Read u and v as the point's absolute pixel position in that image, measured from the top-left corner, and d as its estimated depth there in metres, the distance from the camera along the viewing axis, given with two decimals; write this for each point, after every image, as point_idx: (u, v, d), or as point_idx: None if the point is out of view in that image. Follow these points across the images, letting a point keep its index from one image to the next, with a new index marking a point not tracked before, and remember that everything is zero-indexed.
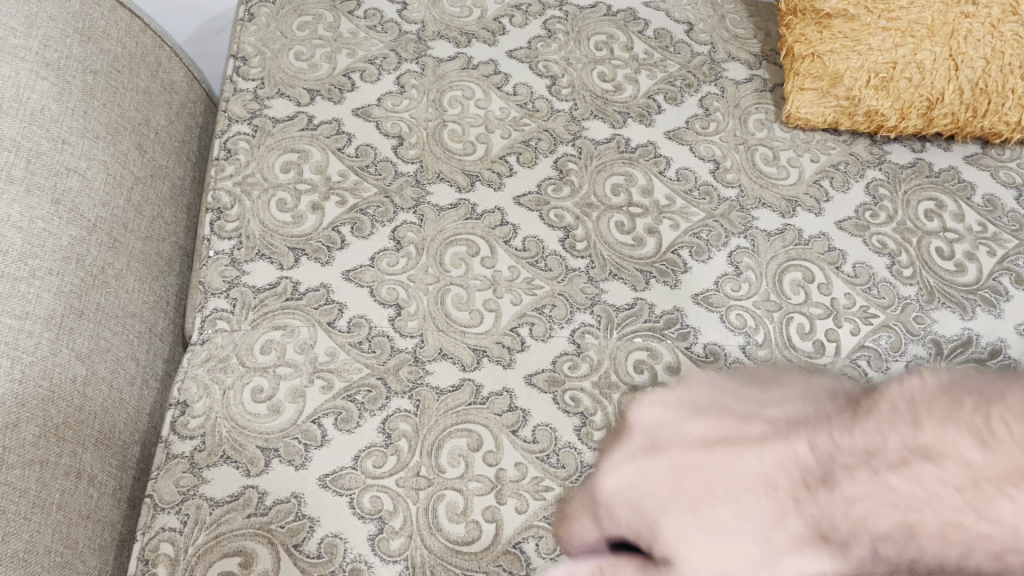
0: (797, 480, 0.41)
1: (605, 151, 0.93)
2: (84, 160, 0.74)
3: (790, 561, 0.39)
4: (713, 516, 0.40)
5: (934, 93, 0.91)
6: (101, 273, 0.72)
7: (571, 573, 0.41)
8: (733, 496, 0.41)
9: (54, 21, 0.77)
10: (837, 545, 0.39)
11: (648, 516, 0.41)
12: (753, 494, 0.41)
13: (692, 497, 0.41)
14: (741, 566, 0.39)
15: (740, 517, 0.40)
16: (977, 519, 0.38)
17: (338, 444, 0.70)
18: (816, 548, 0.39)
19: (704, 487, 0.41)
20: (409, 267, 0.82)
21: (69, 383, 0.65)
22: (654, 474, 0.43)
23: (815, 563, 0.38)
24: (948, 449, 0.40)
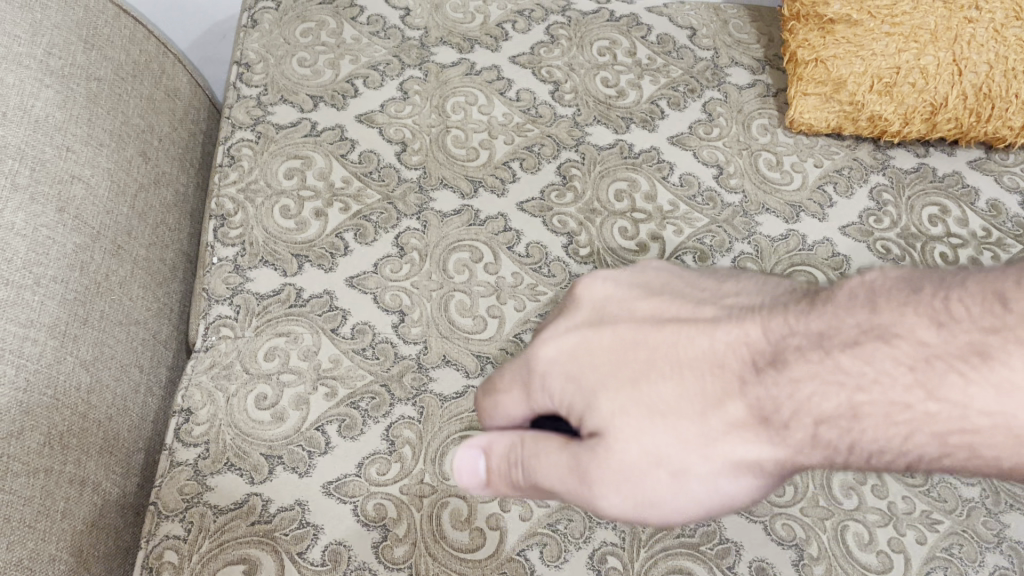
0: (744, 361, 0.47)
1: (608, 156, 0.93)
2: (88, 168, 0.74)
3: (726, 441, 0.46)
4: (651, 392, 0.48)
5: (937, 98, 0.92)
6: (105, 281, 0.72)
7: (491, 441, 0.54)
8: (677, 376, 0.48)
9: (58, 29, 0.77)
10: (776, 427, 0.45)
11: (588, 389, 0.49)
12: (692, 375, 0.48)
13: (635, 376, 0.49)
14: (673, 442, 0.47)
15: (680, 395, 0.47)
16: (923, 398, 0.41)
17: (341, 452, 0.70)
18: (755, 430, 0.46)
19: (648, 366, 0.49)
20: (412, 274, 0.82)
21: (73, 391, 0.65)
22: (599, 350, 0.50)
23: (752, 445, 0.46)
24: (903, 330, 0.42)
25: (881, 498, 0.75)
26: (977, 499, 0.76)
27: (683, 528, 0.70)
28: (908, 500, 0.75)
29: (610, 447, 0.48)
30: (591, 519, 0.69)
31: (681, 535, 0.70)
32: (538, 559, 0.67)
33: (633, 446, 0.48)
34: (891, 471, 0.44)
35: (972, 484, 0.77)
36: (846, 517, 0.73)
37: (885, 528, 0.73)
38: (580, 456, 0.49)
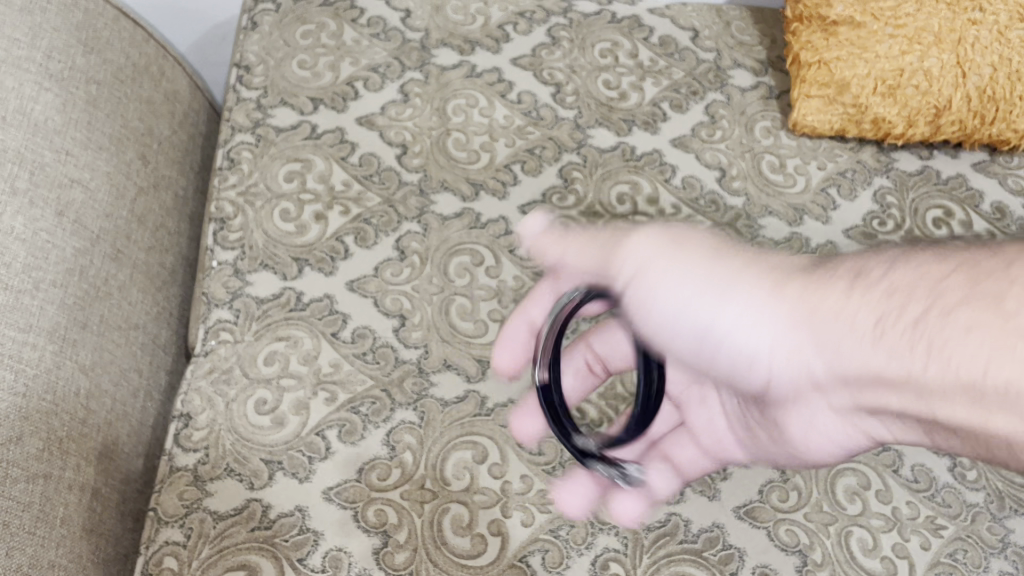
0: (832, 258, 0.53)
1: (610, 159, 0.92)
2: (87, 171, 0.73)
3: (794, 285, 0.52)
4: (755, 252, 0.55)
5: (941, 101, 0.91)
6: (104, 285, 0.71)
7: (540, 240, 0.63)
8: (777, 254, 0.55)
9: (57, 31, 0.77)
10: (857, 284, 0.49)
11: (699, 238, 0.57)
12: (788, 254, 0.55)
13: (763, 251, 0.56)
14: (741, 269, 0.53)
15: (764, 255, 0.55)
16: (981, 275, 0.44)
17: (342, 457, 0.69)
18: (827, 281, 0.51)
19: (766, 250, 0.56)
20: (413, 277, 0.81)
21: (73, 396, 0.65)
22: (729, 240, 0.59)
23: (823, 289, 0.51)
24: (978, 244, 0.48)
25: (886, 503, 0.74)
26: (981, 504, 0.76)
27: (686, 534, 0.69)
28: (912, 505, 0.74)
29: (654, 239, 0.56)
30: (594, 524, 0.69)
31: (684, 541, 0.69)
32: (541, 564, 0.66)
33: (693, 264, 0.54)
34: (937, 360, 0.44)
35: (977, 489, 0.76)
36: (850, 523, 0.72)
37: (889, 533, 0.72)
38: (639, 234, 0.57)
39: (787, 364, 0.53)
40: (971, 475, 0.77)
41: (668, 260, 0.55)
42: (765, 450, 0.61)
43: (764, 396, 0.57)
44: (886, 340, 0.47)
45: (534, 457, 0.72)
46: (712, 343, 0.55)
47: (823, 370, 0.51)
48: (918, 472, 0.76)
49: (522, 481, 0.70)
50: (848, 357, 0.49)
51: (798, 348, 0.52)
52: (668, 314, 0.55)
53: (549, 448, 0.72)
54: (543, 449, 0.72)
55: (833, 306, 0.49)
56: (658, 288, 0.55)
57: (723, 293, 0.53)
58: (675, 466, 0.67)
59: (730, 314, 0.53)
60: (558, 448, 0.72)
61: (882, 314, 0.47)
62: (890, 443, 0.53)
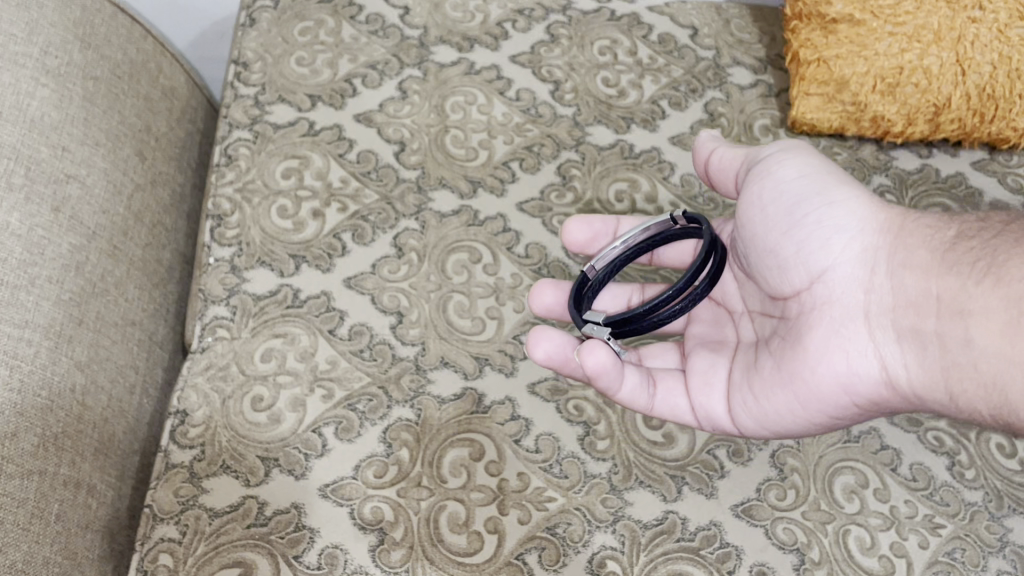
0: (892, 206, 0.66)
1: (609, 156, 0.92)
2: (83, 167, 0.73)
3: (847, 199, 0.65)
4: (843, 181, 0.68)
5: (940, 99, 0.91)
6: (101, 281, 0.71)
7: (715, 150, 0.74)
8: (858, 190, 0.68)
9: (55, 27, 0.76)
10: (899, 214, 0.63)
11: None
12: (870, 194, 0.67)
13: None
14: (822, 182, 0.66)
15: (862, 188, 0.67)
16: None
17: (338, 455, 0.69)
18: (873, 207, 0.64)
19: None
20: (410, 274, 0.81)
21: (68, 392, 0.64)
22: None
23: (861, 210, 0.64)
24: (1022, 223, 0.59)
25: (884, 502, 0.74)
26: (979, 503, 0.75)
27: (683, 532, 0.69)
28: (910, 503, 0.74)
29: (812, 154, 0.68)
30: (590, 522, 0.69)
31: (681, 539, 0.69)
32: (537, 562, 0.66)
33: (823, 169, 0.67)
34: (933, 279, 0.58)
35: (975, 488, 0.76)
36: (848, 521, 0.72)
37: (887, 532, 0.72)
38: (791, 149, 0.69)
39: (849, 254, 0.63)
40: (969, 473, 0.77)
41: (803, 166, 0.67)
42: (767, 386, 0.66)
43: (816, 282, 0.64)
44: (940, 269, 0.58)
45: (531, 455, 0.71)
46: (801, 216, 0.65)
47: (884, 280, 0.61)
48: (915, 471, 0.76)
49: (519, 479, 0.70)
50: (901, 278, 0.60)
51: (875, 248, 0.62)
52: (788, 186, 0.67)
53: (546, 445, 0.72)
54: (540, 446, 0.72)
55: (921, 240, 0.60)
56: (783, 168, 0.67)
57: (835, 195, 0.65)
58: (655, 394, 0.71)
59: (838, 209, 0.64)
60: (556, 446, 0.72)
61: (938, 247, 0.59)
62: (896, 390, 0.60)
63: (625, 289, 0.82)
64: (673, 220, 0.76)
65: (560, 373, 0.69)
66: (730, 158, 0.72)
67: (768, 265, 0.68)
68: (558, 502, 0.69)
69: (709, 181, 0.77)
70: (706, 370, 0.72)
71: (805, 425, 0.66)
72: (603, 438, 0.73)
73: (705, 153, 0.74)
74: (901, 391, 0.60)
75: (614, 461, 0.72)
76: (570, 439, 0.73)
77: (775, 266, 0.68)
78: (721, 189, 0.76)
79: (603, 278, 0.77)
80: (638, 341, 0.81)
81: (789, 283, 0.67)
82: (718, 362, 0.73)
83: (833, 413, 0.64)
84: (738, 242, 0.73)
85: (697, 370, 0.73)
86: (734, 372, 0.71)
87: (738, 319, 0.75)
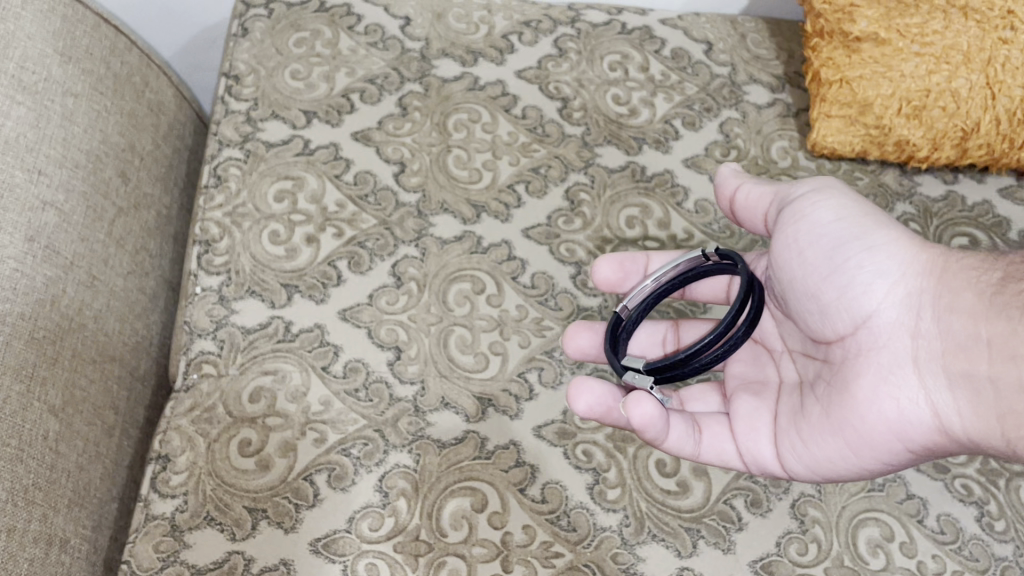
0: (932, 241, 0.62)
1: (620, 180, 0.88)
2: (61, 192, 0.68)
3: (887, 241, 0.61)
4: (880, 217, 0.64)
5: (969, 123, 0.86)
6: (79, 315, 0.66)
7: (742, 190, 0.68)
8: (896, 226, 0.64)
9: (33, 40, 0.71)
10: (942, 254, 0.59)
11: None
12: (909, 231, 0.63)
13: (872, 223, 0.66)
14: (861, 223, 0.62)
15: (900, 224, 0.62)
16: None
17: (330, 505, 0.65)
18: (915, 247, 0.60)
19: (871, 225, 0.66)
20: (409, 306, 0.77)
21: (41, 440, 0.60)
22: None
23: (903, 251, 0.60)
24: None
25: (910, 557, 0.70)
26: (1011, 558, 0.71)
27: None
28: (938, 559, 0.70)
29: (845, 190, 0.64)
30: None
31: None
32: None
33: (859, 207, 0.62)
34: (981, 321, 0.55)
35: (1006, 541, 0.72)
36: None
37: None
38: (823, 186, 0.64)
39: (892, 300, 0.59)
40: (1000, 525, 0.73)
41: (835, 206, 0.62)
42: (815, 431, 0.62)
43: (860, 327, 0.60)
44: (988, 313, 0.55)
45: (537, 505, 0.67)
46: (842, 260, 0.61)
47: (931, 326, 0.57)
48: (944, 523, 0.72)
49: (524, 532, 0.66)
50: (947, 323, 0.56)
51: (919, 292, 0.59)
52: (826, 229, 0.62)
53: (553, 495, 0.68)
54: (546, 496, 0.67)
55: (966, 282, 0.57)
56: (817, 210, 0.62)
57: (875, 238, 0.61)
58: (700, 440, 0.67)
59: (880, 252, 0.60)
60: (563, 495, 0.68)
61: (984, 289, 0.56)
62: (950, 436, 0.56)
63: (660, 326, 0.77)
64: (704, 256, 0.72)
65: (603, 422, 0.64)
66: (758, 196, 0.67)
67: (807, 311, 0.64)
68: (565, 558, 0.65)
69: (731, 217, 0.72)
70: (749, 412, 0.68)
71: (856, 471, 0.62)
72: (614, 487, 0.69)
73: (729, 190, 0.69)
74: (955, 439, 0.56)
75: (625, 512, 0.68)
76: (579, 488, 0.68)
77: (815, 310, 0.63)
78: (748, 226, 0.70)
79: (636, 317, 0.73)
80: None
81: (830, 327, 0.62)
82: (759, 404, 0.68)
83: (884, 459, 0.60)
84: (776, 282, 0.68)
85: (741, 413, 0.68)
86: (778, 415, 0.67)
87: (779, 358, 0.71)
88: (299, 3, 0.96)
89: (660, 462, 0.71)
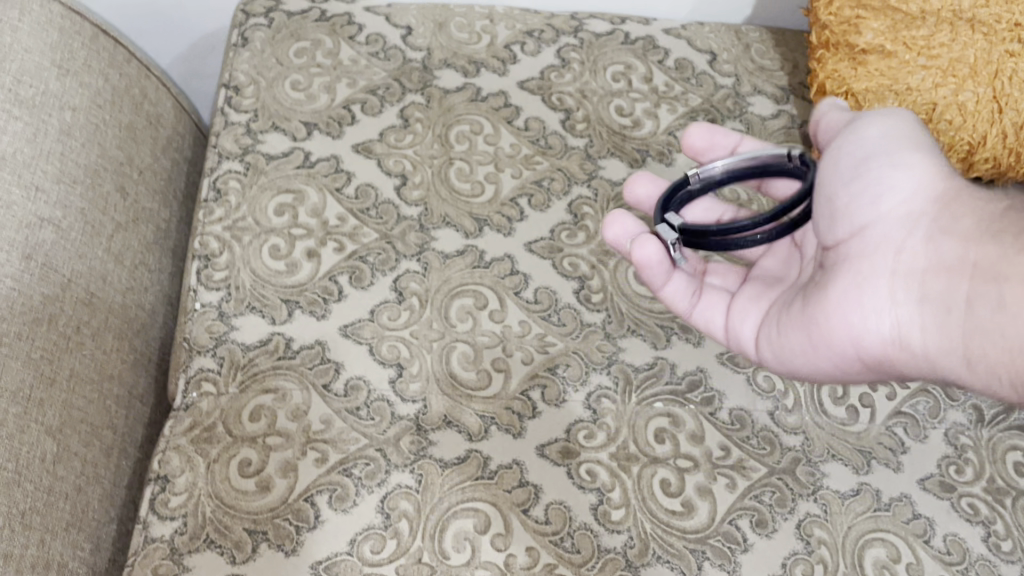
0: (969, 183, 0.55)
1: (623, 193, 0.87)
2: (58, 208, 0.67)
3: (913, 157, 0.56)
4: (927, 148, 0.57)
5: (975, 138, 0.86)
6: (77, 334, 0.65)
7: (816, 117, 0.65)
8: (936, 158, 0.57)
9: (30, 53, 0.70)
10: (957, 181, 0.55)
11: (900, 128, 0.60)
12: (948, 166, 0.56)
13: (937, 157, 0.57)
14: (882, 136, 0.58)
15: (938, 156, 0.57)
16: None
17: (331, 527, 0.64)
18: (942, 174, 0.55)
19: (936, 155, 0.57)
20: (411, 321, 0.76)
21: (37, 463, 0.59)
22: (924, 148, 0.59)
23: (927, 175, 0.55)
24: None
25: None
26: None
27: None
28: None
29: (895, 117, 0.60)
30: None
31: None
32: None
33: (894, 129, 0.59)
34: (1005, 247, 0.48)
35: (1012, 562, 0.72)
36: None
37: None
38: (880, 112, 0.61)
39: (896, 216, 0.54)
40: (1005, 545, 0.73)
41: (890, 124, 0.58)
42: (787, 325, 0.59)
43: (854, 235, 0.56)
44: (982, 236, 0.50)
45: (540, 526, 0.66)
46: (864, 168, 0.56)
47: (923, 247, 0.52)
48: (950, 543, 0.72)
49: (527, 554, 0.65)
50: (942, 243, 0.51)
51: (923, 213, 0.53)
52: (865, 142, 0.57)
53: (557, 516, 0.67)
54: (550, 517, 0.67)
55: (971, 210, 0.52)
56: (864, 126, 0.58)
57: (906, 157, 0.56)
58: (695, 304, 0.67)
59: (904, 169, 0.55)
60: (566, 516, 0.67)
61: (985, 218, 0.51)
62: (908, 351, 0.52)
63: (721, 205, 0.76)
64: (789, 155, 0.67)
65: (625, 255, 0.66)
66: (838, 118, 0.62)
67: (817, 220, 0.60)
68: None
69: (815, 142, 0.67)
70: (755, 297, 0.65)
71: (812, 369, 0.58)
72: (618, 507, 0.68)
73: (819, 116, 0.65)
74: (914, 353, 0.52)
75: (630, 533, 0.67)
76: (583, 509, 0.68)
77: (827, 213, 0.58)
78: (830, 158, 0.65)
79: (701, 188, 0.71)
80: (654, 396, 0.75)
81: (830, 233, 0.58)
82: (762, 296, 0.65)
83: (840, 366, 0.56)
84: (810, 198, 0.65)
85: (756, 292, 0.65)
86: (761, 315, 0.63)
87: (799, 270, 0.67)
88: (299, 12, 0.95)
89: (665, 482, 0.70)
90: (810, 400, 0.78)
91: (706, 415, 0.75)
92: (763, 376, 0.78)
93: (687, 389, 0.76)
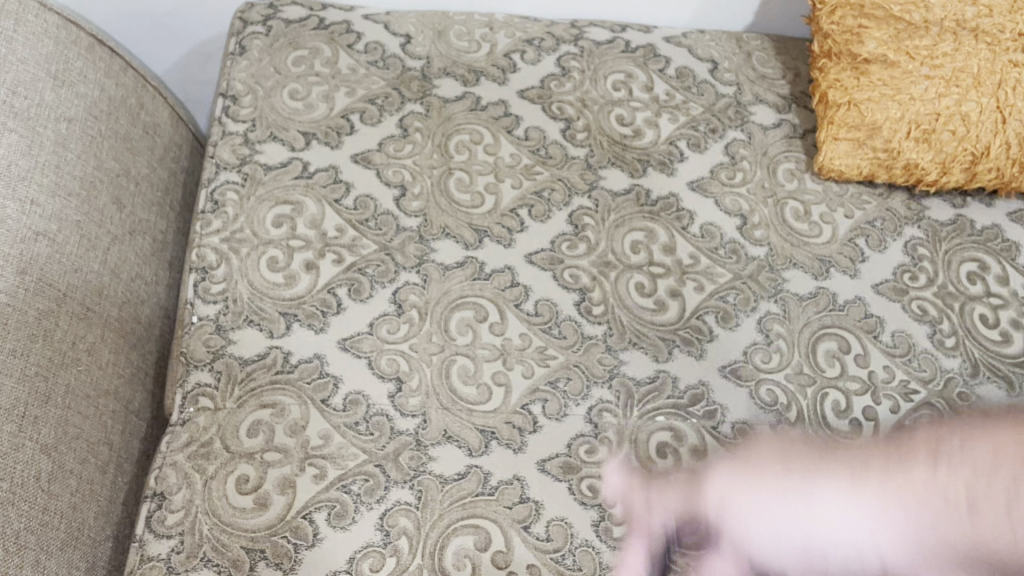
0: (884, 455, 0.67)
1: (624, 204, 0.86)
2: (54, 221, 0.67)
3: (819, 499, 0.65)
4: (816, 493, 0.65)
5: (979, 147, 0.85)
6: (72, 349, 0.64)
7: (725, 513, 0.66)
8: (828, 491, 0.65)
9: (25, 64, 0.70)
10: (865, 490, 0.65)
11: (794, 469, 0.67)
12: (853, 497, 0.65)
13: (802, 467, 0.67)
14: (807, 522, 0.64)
15: (840, 515, 0.64)
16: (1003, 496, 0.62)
17: (330, 545, 0.63)
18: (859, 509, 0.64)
19: (805, 467, 0.67)
20: (411, 334, 0.75)
21: (32, 481, 0.58)
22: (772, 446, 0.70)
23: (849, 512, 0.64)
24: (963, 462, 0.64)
25: None
26: None
27: None
28: None
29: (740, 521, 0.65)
30: None
31: None
32: None
33: (780, 527, 0.64)
34: (954, 536, 0.61)
35: None
36: None
37: None
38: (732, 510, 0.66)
39: (875, 546, 0.62)
40: None
41: (758, 492, 0.66)
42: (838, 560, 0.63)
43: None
44: (946, 513, 0.62)
45: (541, 543, 0.66)
46: (819, 561, 0.63)
47: (897, 559, 0.61)
48: None
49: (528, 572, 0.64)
50: (904, 551, 0.61)
51: (891, 553, 0.62)
52: (788, 553, 0.64)
53: (558, 533, 0.66)
54: (551, 534, 0.66)
55: (924, 497, 0.63)
56: (746, 514, 0.65)
57: (814, 500, 0.65)
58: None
59: (835, 524, 0.64)
60: (568, 533, 0.66)
61: (926, 539, 0.62)
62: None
63: None
64: None
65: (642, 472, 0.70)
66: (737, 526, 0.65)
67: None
68: None
69: None
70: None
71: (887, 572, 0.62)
72: (620, 524, 0.68)
73: None
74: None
75: (632, 550, 0.67)
76: (584, 526, 0.67)
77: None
78: None
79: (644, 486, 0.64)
80: (655, 410, 0.74)
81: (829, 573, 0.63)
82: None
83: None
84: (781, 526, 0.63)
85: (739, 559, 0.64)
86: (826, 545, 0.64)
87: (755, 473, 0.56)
88: (297, 21, 0.94)
89: None
90: (812, 414, 0.76)
91: (709, 429, 0.74)
92: (765, 389, 0.77)
93: (689, 403, 0.75)
